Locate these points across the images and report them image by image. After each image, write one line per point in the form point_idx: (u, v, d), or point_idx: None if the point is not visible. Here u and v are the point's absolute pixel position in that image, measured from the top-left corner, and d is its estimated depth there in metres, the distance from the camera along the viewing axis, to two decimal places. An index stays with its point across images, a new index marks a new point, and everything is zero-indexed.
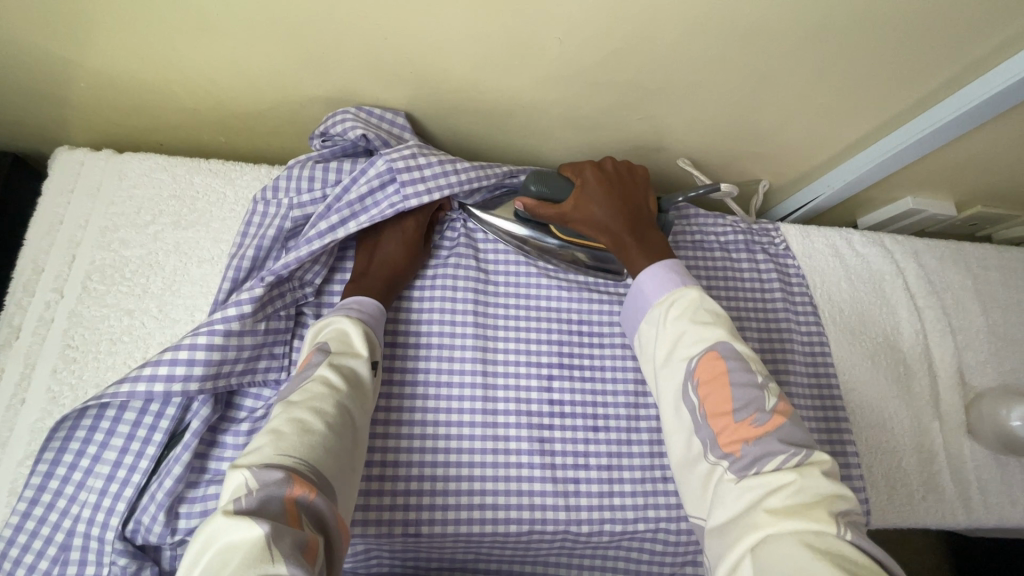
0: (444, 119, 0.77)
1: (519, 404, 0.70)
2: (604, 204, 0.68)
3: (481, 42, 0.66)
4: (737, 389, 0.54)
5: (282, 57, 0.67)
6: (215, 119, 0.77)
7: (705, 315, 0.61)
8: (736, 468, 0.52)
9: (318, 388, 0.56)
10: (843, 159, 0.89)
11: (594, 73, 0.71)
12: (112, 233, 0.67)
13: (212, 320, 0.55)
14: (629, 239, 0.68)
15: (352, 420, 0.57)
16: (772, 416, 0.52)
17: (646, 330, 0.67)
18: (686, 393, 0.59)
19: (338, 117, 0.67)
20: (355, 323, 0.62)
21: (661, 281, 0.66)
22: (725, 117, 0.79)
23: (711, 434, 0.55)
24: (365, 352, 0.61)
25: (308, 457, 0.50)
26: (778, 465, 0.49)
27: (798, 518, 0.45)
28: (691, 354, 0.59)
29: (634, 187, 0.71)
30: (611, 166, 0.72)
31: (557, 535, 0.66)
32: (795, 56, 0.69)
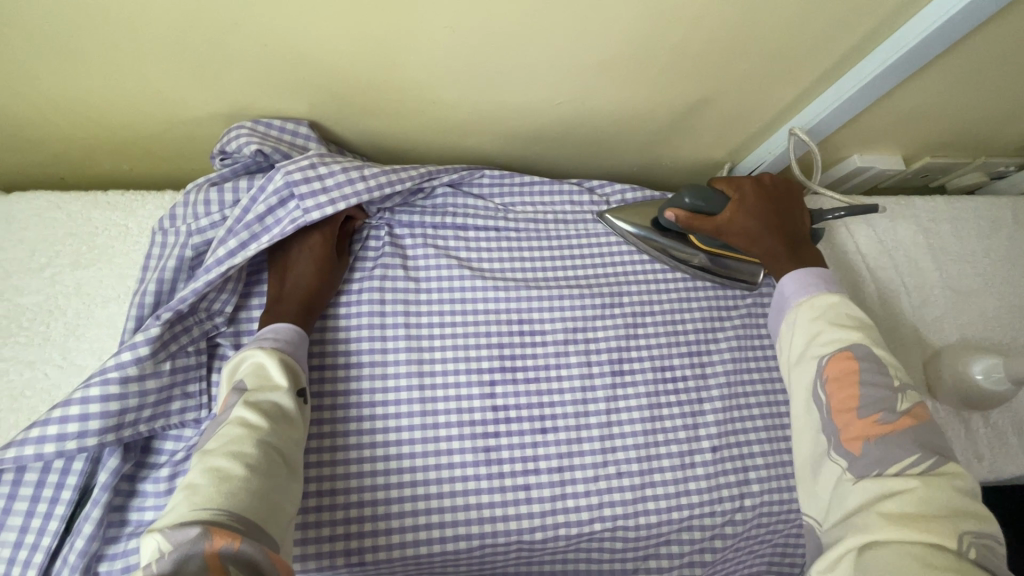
0: (353, 123, 0.73)
1: (460, 415, 0.67)
2: (760, 218, 0.70)
3: (373, 41, 0.62)
4: (869, 391, 0.55)
5: (163, 74, 0.62)
6: (110, 147, 0.72)
7: (848, 321, 0.61)
8: (856, 466, 0.52)
9: (235, 431, 0.53)
10: (779, 123, 0.86)
11: (502, 63, 0.68)
12: (5, 280, 0.62)
13: (104, 369, 0.53)
14: (781, 249, 0.70)
15: (280, 456, 0.54)
16: (902, 419, 0.53)
17: (784, 330, 0.65)
18: (813, 391, 0.58)
19: (233, 133, 0.65)
20: (275, 352, 0.59)
21: (802, 286, 0.66)
22: (651, 91, 0.76)
23: (834, 431, 0.55)
24: (286, 384, 0.58)
25: (229, 505, 0.47)
26: (901, 470, 0.50)
27: (914, 527, 0.45)
28: (820, 352, 0.59)
29: (787, 201, 0.73)
30: (767, 179, 0.74)
31: (511, 545, 0.64)
32: (709, 22, 0.66)
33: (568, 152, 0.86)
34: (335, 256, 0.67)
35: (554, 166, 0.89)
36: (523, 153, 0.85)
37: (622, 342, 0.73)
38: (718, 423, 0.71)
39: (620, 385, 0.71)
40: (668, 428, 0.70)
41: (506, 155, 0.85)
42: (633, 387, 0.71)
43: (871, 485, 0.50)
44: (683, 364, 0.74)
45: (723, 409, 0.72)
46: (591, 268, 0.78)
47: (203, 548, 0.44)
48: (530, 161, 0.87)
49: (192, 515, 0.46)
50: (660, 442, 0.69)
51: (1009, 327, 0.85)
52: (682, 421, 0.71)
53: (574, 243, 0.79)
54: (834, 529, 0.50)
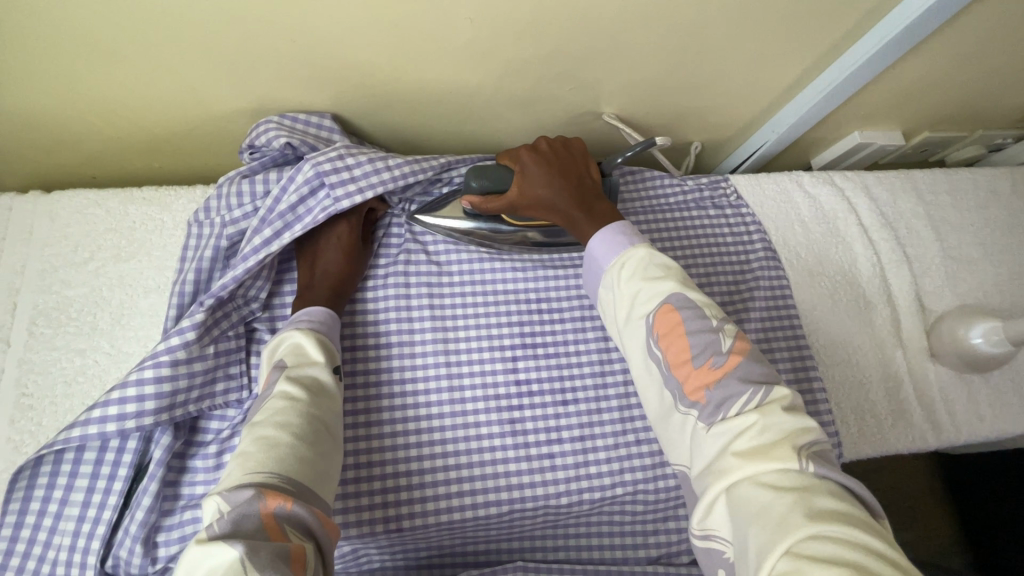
0: (372, 114, 0.76)
1: (486, 389, 0.70)
2: (547, 185, 0.69)
3: (392, 34, 0.64)
4: (692, 337, 0.54)
5: (192, 72, 0.65)
6: (141, 145, 0.75)
7: (655, 271, 0.60)
8: (705, 416, 0.51)
9: (279, 403, 0.56)
10: (782, 102, 0.89)
11: (515, 50, 0.70)
12: (52, 275, 0.66)
13: (156, 352, 0.56)
14: (578, 211, 0.69)
15: (323, 425, 0.57)
16: (729, 358, 0.52)
17: (606, 294, 0.65)
18: (650, 350, 0.57)
19: (261, 127, 0.68)
20: (308, 330, 0.62)
21: (614, 244, 0.65)
22: (658, 75, 0.79)
23: (677, 385, 0.54)
24: (322, 360, 0.61)
25: (280, 468, 0.51)
26: (741, 408, 0.49)
27: (763, 459, 0.45)
28: (647, 309, 0.58)
29: (577, 162, 0.72)
30: (545, 146, 0.72)
31: (538, 510, 0.68)
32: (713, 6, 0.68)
33: (577, 137, 0.89)
34: (359, 244, 0.70)
35: None
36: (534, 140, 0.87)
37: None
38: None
39: None
40: None
41: (518, 142, 0.88)
42: None
43: (722, 432, 0.49)
44: None
45: None
46: None
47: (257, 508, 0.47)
48: None
49: (248, 478, 0.50)
50: None
51: (1009, 293, 0.88)
52: None
53: None
54: (700, 482, 0.49)
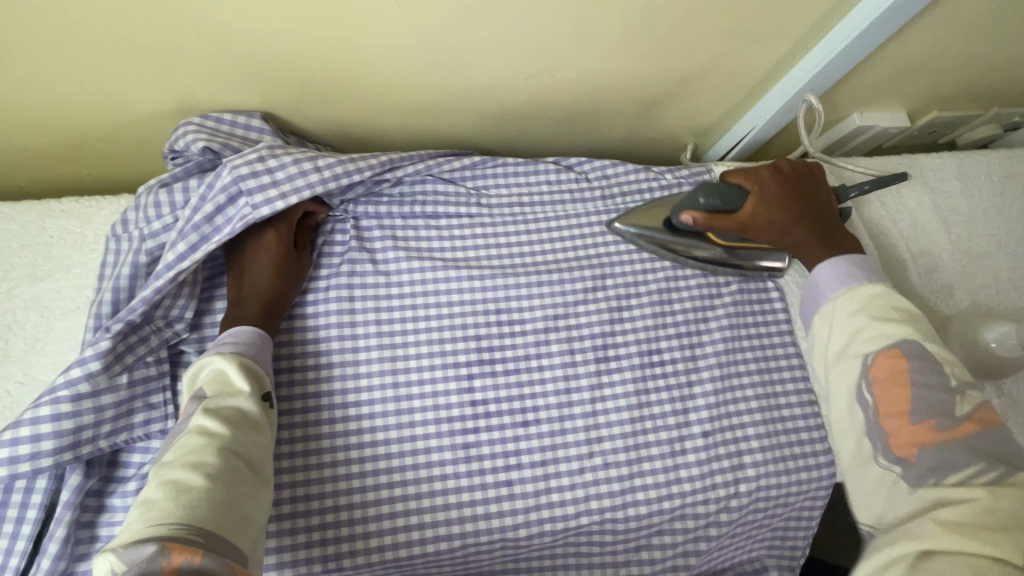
0: (310, 112, 0.70)
1: (438, 411, 0.64)
2: (785, 209, 0.64)
3: (314, 22, 0.58)
4: (922, 390, 0.49)
5: (99, 73, 0.59)
6: (65, 152, 0.70)
7: (888, 312, 0.55)
8: (909, 474, 0.48)
9: (194, 441, 0.49)
10: (768, 84, 0.80)
11: (458, 36, 0.63)
12: None
13: (54, 387, 0.51)
14: (814, 239, 0.63)
15: (246, 463, 0.51)
16: (963, 424, 0.47)
17: (818, 325, 0.60)
18: (858, 391, 0.53)
19: (180, 131, 0.62)
20: (235, 355, 0.56)
21: (840, 277, 0.60)
22: (627, 58, 0.71)
23: (883, 436, 0.50)
24: (249, 388, 0.55)
25: (189, 518, 0.44)
26: (962, 479, 0.45)
27: (971, 538, 0.40)
28: (865, 350, 0.53)
29: (815, 186, 0.67)
30: (788, 166, 0.68)
31: (495, 543, 0.62)
32: None
33: (545, 129, 0.82)
34: (291, 254, 0.64)
35: (531, 145, 0.85)
36: (496, 134, 0.80)
37: (606, 330, 0.70)
38: (710, 408, 0.68)
39: (605, 372, 0.68)
40: (657, 414, 0.67)
41: (480, 135, 0.80)
42: (618, 372, 0.68)
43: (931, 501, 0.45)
44: (671, 347, 0.70)
45: (715, 392, 0.69)
46: (570, 251, 0.74)
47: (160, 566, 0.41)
48: (505, 141, 0.83)
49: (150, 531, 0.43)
50: (648, 431, 0.66)
51: None
52: (671, 408, 0.67)
53: (554, 224, 0.75)
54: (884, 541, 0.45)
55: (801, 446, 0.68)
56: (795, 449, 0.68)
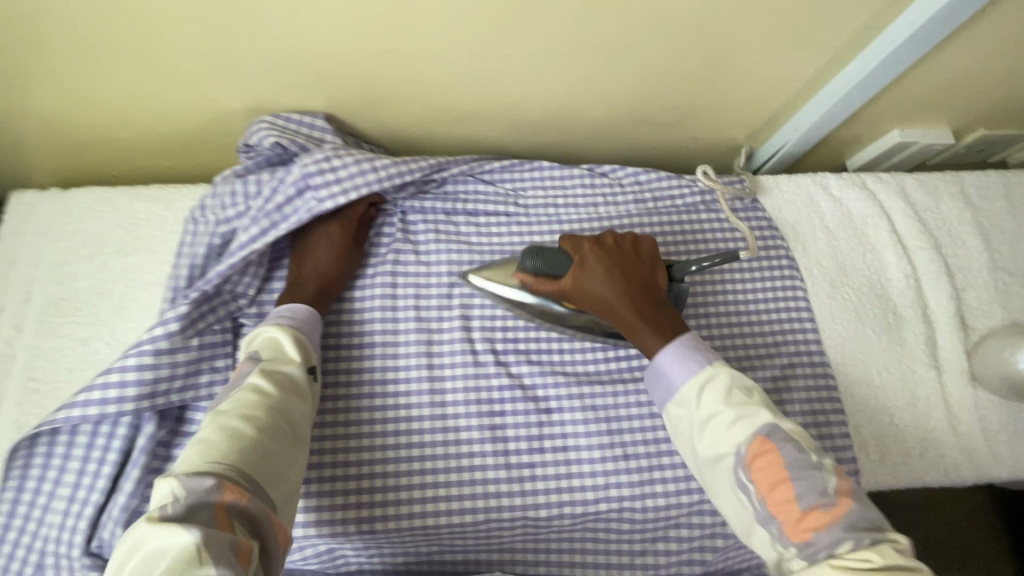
0: (367, 115, 0.76)
1: (469, 393, 0.69)
2: (608, 283, 0.61)
3: (376, 35, 0.64)
4: (798, 475, 0.50)
5: (189, 76, 0.68)
6: (154, 145, 0.79)
7: (740, 394, 0.56)
8: (808, 557, 0.48)
9: (248, 397, 0.55)
10: (803, 98, 0.82)
11: (504, 50, 0.68)
12: (63, 267, 0.70)
13: (140, 342, 0.59)
14: (638, 320, 0.61)
15: (288, 427, 0.56)
16: (838, 500, 0.48)
17: (676, 412, 0.59)
18: (738, 484, 0.53)
19: (255, 128, 0.70)
20: (293, 326, 0.63)
21: (683, 361, 0.59)
22: (663, 71, 0.74)
23: (773, 523, 0.50)
24: (300, 357, 0.61)
25: (241, 462, 0.50)
26: (856, 550, 0.46)
27: None
28: (736, 441, 0.53)
29: (638, 263, 0.64)
30: (612, 240, 0.65)
31: (516, 520, 0.65)
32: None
33: (583, 136, 0.86)
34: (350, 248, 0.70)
35: (568, 154, 0.90)
36: (536, 140, 0.85)
37: None
38: None
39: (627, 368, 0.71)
40: None
41: (521, 142, 0.85)
42: (640, 369, 0.71)
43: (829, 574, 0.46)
44: None
45: None
46: None
47: (214, 500, 0.45)
48: (543, 147, 0.87)
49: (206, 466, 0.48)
50: None
51: None
52: None
53: (587, 225, 0.78)
54: None
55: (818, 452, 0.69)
56: None
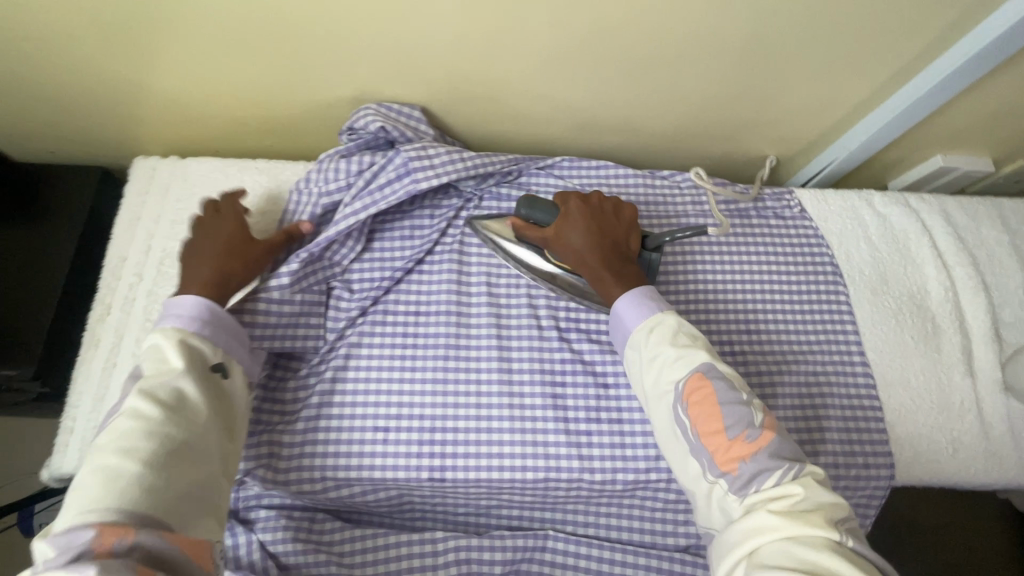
0: (454, 109, 0.85)
1: (534, 364, 0.75)
2: (585, 235, 0.71)
3: (478, 37, 0.72)
4: (727, 408, 0.58)
5: (307, 65, 0.77)
6: (261, 124, 0.88)
7: (683, 338, 0.65)
8: (735, 487, 0.55)
9: (127, 424, 0.53)
10: (853, 120, 0.89)
11: (586, 58, 0.76)
12: (180, 225, 0.77)
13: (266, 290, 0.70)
14: (605, 270, 0.70)
15: (179, 444, 0.54)
16: (762, 432, 0.57)
17: (630, 354, 0.68)
18: (677, 414, 0.61)
19: (361, 112, 0.79)
20: (169, 329, 0.61)
21: (638, 308, 0.68)
22: (726, 86, 0.81)
23: (706, 453, 0.58)
24: (184, 359, 0.59)
25: (122, 505, 0.48)
26: (777, 480, 0.53)
27: (800, 522, 0.50)
28: (678, 376, 0.62)
29: (614, 224, 0.73)
30: (597, 200, 0.75)
31: (572, 481, 0.71)
32: (780, 22, 0.71)
33: (644, 141, 0.93)
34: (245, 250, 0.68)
35: (628, 158, 0.97)
36: (600, 143, 0.93)
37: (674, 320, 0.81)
38: (787, 411, 0.77)
39: None
40: None
41: (586, 143, 0.93)
42: None
43: (756, 500, 0.53)
44: (740, 341, 0.80)
45: (783, 388, 0.77)
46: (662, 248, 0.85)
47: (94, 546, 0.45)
48: (607, 149, 0.94)
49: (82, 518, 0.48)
50: None
51: None
52: None
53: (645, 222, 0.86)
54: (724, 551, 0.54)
55: (854, 443, 0.76)
56: (852, 445, 0.76)
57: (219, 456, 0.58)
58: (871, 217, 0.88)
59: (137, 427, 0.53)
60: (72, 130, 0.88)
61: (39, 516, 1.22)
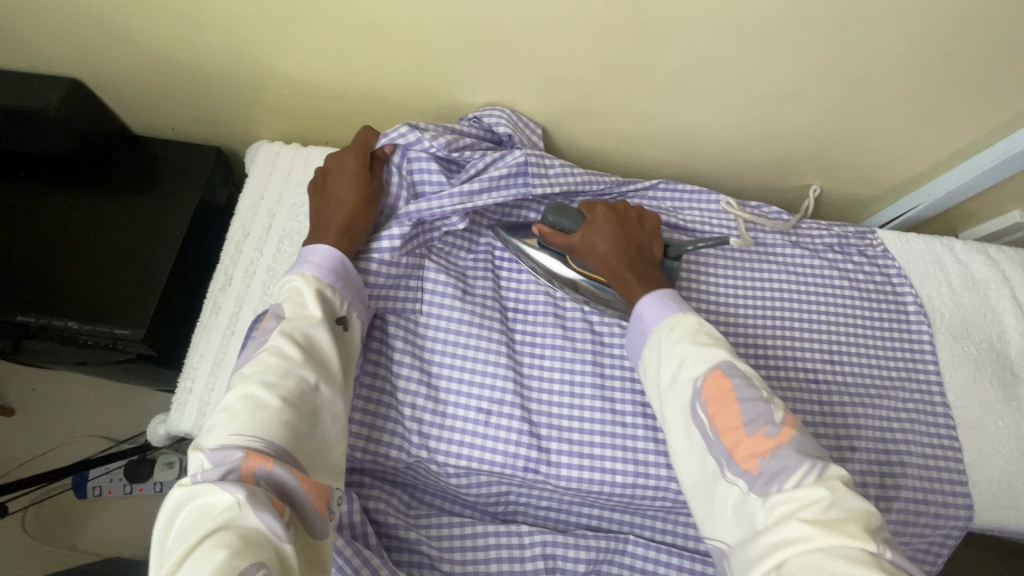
0: (561, 123, 0.90)
1: (625, 372, 0.78)
2: (611, 241, 0.73)
3: (601, 58, 0.78)
4: (747, 405, 0.58)
5: (436, 70, 0.83)
6: (377, 120, 0.94)
7: (703, 337, 0.65)
8: (756, 485, 0.55)
9: (272, 359, 0.58)
10: (938, 168, 0.92)
11: (697, 87, 0.81)
12: (299, 208, 0.82)
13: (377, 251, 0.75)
14: (628, 273, 0.72)
15: (310, 387, 0.59)
16: (782, 428, 0.57)
17: (649, 354, 0.70)
18: (695, 412, 0.62)
19: (493, 112, 0.86)
20: (308, 276, 0.66)
21: (657, 307, 0.70)
22: (824, 125, 0.86)
23: (724, 451, 0.58)
24: (321, 309, 0.64)
25: (261, 432, 0.52)
26: (799, 481, 0.53)
27: (835, 530, 0.49)
28: (696, 373, 0.63)
29: (638, 231, 0.76)
30: (622, 209, 0.78)
31: (659, 489, 0.73)
32: (886, 69, 0.76)
33: (732, 171, 0.97)
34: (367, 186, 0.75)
35: (713, 185, 1.01)
36: (691, 168, 0.97)
37: (761, 345, 0.84)
38: (869, 444, 0.78)
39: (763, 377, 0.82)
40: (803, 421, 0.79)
41: (677, 167, 0.97)
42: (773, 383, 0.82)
43: (781, 504, 0.53)
44: (824, 371, 0.83)
45: (865, 421, 0.80)
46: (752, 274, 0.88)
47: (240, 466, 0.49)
48: (696, 175, 0.99)
49: (228, 438, 0.52)
50: None
51: None
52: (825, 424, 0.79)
53: (734, 249, 0.89)
54: (749, 554, 0.53)
55: (934, 481, 0.77)
56: (932, 482, 0.77)
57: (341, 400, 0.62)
58: (952, 263, 0.90)
59: (280, 361, 0.58)
60: (198, 109, 0.94)
61: (94, 482, 1.24)
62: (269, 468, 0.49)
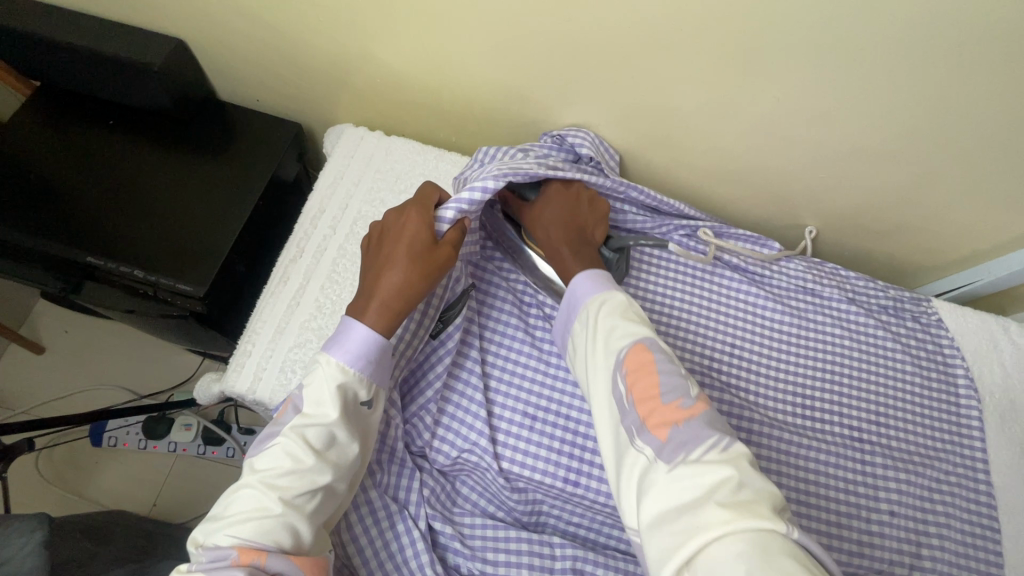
0: (635, 148, 0.92)
1: None
2: (555, 218, 0.76)
3: (688, 91, 0.80)
4: (665, 380, 0.58)
5: (525, 82, 0.85)
6: (457, 119, 0.97)
7: (633, 314, 0.65)
8: (665, 454, 0.53)
9: (280, 460, 0.56)
10: (1005, 247, 0.92)
11: (775, 133, 0.83)
12: (376, 193, 0.84)
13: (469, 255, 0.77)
14: (564, 249, 0.74)
15: (322, 487, 0.57)
16: (696, 403, 0.56)
17: (578, 330, 0.69)
18: (614, 384, 0.61)
19: (574, 130, 0.89)
20: (334, 364, 0.60)
21: (590, 284, 0.69)
22: (894, 188, 0.87)
23: (637, 421, 0.57)
24: (338, 407, 0.59)
25: (257, 536, 0.52)
26: (707, 451, 0.52)
27: (745, 513, 0.47)
28: (622, 343, 0.62)
29: (586, 213, 0.78)
30: (578, 187, 0.79)
31: None
32: (968, 140, 0.77)
33: (794, 220, 0.98)
34: (423, 252, 0.65)
35: (773, 232, 1.03)
36: (753, 211, 0.99)
37: (806, 394, 0.85)
38: (907, 509, 0.78)
39: (806, 425, 0.83)
40: (842, 476, 0.79)
41: (740, 207, 0.99)
42: (815, 432, 0.82)
43: (687, 475, 0.51)
44: (869, 430, 0.83)
45: (905, 486, 0.79)
46: (808, 322, 0.88)
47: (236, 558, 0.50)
48: (758, 219, 1.00)
49: (227, 537, 0.53)
50: (830, 485, 0.79)
51: None
52: (864, 484, 0.79)
53: (788, 295, 0.90)
54: (654, 525, 0.51)
55: (970, 557, 0.76)
56: (966, 559, 0.76)
57: (347, 485, 0.62)
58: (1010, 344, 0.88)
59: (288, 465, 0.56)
60: (284, 84, 0.97)
61: (110, 432, 1.25)
62: (263, 563, 0.51)
